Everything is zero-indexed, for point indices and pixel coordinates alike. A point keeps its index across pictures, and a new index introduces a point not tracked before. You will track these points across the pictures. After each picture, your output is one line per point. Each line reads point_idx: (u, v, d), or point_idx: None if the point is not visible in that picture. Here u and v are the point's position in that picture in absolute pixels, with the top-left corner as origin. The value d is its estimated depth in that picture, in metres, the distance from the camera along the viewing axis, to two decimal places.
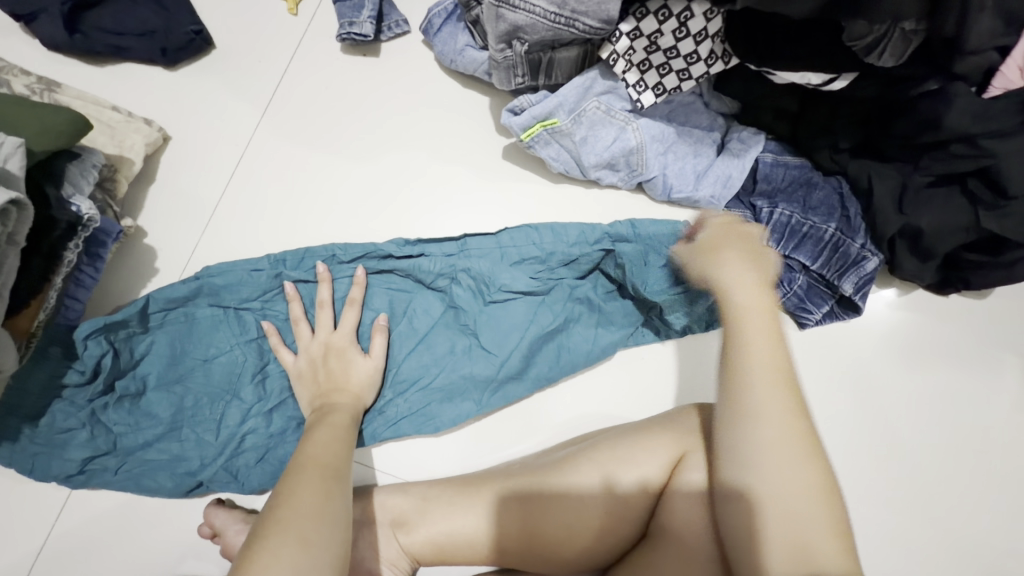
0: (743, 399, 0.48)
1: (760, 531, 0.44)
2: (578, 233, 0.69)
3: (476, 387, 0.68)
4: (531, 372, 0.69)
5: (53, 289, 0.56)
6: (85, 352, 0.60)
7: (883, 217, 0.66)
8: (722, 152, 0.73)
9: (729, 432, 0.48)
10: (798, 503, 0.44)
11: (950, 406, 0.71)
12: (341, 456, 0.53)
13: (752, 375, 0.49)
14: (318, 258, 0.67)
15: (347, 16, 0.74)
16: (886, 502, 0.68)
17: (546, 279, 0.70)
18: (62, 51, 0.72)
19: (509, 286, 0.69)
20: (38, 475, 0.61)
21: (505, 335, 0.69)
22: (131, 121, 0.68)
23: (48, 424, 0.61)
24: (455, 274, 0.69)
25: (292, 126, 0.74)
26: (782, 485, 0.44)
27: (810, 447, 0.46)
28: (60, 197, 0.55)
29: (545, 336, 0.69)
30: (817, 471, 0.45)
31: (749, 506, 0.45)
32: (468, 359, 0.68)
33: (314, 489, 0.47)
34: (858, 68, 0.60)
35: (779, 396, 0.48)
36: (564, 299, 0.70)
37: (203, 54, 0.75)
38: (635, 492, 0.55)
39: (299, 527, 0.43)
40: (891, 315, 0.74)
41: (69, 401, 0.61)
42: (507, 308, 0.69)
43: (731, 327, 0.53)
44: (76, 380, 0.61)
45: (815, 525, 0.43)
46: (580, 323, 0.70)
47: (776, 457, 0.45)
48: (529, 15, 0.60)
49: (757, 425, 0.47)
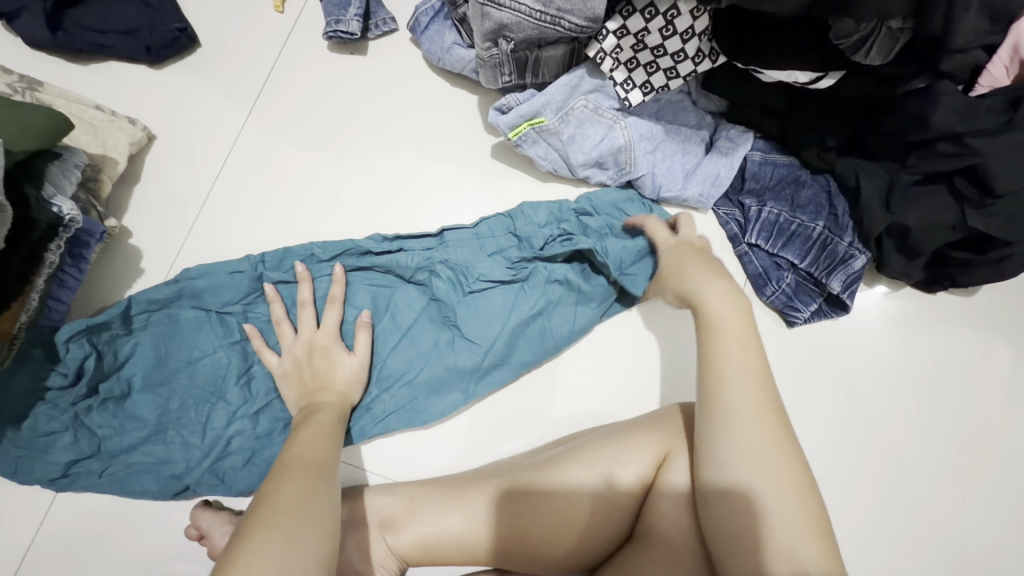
0: (718, 404, 0.48)
1: (746, 536, 0.44)
2: (548, 214, 0.70)
3: (462, 377, 0.68)
4: (516, 358, 0.68)
5: (35, 290, 0.55)
6: (67, 355, 0.59)
7: (869, 215, 0.66)
8: (711, 151, 0.73)
9: (706, 434, 0.48)
10: (777, 502, 0.44)
11: (939, 404, 0.71)
12: (328, 455, 0.53)
13: (725, 378, 0.49)
14: (297, 258, 0.67)
15: (333, 14, 0.73)
16: (874, 500, 0.69)
17: (523, 262, 0.70)
18: (44, 49, 0.71)
19: (487, 276, 0.69)
20: (21, 477, 0.61)
21: (487, 324, 0.68)
22: (115, 120, 0.67)
23: (31, 427, 0.60)
24: (433, 266, 0.69)
25: (278, 125, 0.74)
26: (767, 492, 0.44)
27: (785, 444, 0.46)
28: (41, 197, 0.55)
29: (526, 320, 0.69)
30: (794, 469, 0.45)
31: (733, 504, 0.45)
32: (451, 350, 0.68)
33: (298, 487, 0.47)
34: (845, 66, 0.60)
35: (753, 398, 0.48)
36: (543, 282, 0.70)
37: (188, 52, 0.74)
38: (635, 489, 0.55)
39: (283, 525, 0.43)
40: (879, 313, 0.74)
41: (52, 403, 0.61)
42: (489, 297, 0.69)
43: (712, 335, 0.52)
44: (59, 383, 0.60)
45: (795, 524, 0.43)
46: (558, 304, 0.70)
47: (755, 458, 0.46)
48: (514, 13, 0.59)
49: (732, 427, 0.47)
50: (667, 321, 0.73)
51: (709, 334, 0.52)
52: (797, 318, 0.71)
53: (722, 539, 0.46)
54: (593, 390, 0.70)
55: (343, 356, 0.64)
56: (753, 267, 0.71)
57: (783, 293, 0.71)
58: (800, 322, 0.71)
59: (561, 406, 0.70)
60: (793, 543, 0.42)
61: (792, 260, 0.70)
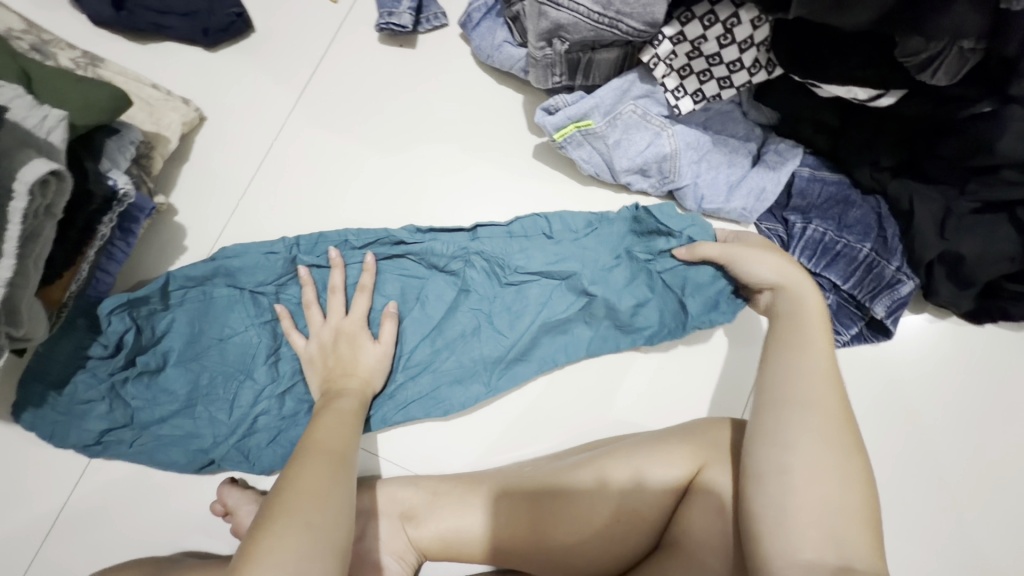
0: (791, 388, 0.50)
1: (790, 519, 0.44)
2: (585, 223, 0.69)
3: (485, 368, 0.68)
4: (537, 353, 0.68)
5: (86, 261, 0.58)
6: (109, 328, 0.61)
7: (921, 241, 0.64)
8: (757, 164, 0.72)
9: (773, 412, 0.49)
10: (837, 498, 0.44)
11: (980, 441, 0.69)
12: (348, 444, 0.53)
13: (803, 366, 0.51)
14: (330, 244, 0.67)
15: (387, 6, 0.74)
16: (909, 535, 0.66)
17: (567, 264, 0.69)
18: (107, 26, 0.73)
19: (525, 268, 0.69)
20: (57, 441, 0.62)
21: (517, 318, 0.69)
22: (169, 99, 0.69)
23: (70, 394, 0.62)
24: (468, 257, 0.68)
25: (325, 112, 0.74)
26: (825, 490, 0.44)
27: (854, 446, 0.47)
28: (98, 171, 0.56)
29: (556, 322, 0.69)
30: (860, 473, 0.46)
31: (790, 485, 0.45)
32: (477, 340, 0.68)
33: (321, 473, 0.47)
34: (907, 85, 0.57)
35: (830, 395, 0.49)
36: (580, 289, 0.69)
37: (243, 36, 0.76)
38: (651, 487, 0.54)
39: (304, 512, 0.43)
40: (922, 342, 0.72)
41: (92, 372, 0.62)
42: (524, 292, 0.69)
43: (791, 327, 0.55)
44: (100, 353, 0.62)
45: (853, 522, 0.43)
46: (588, 319, 0.69)
47: (824, 446, 0.46)
48: (572, 14, 0.59)
49: (804, 413, 0.48)
50: (700, 336, 0.72)
51: (795, 326, 0.55)
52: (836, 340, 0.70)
53: (763, 517, 0.45)
54: (614, 393, 0.70)
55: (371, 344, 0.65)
56: None
57: None
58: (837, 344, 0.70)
59: (583, 413, 0.69)
60: (845, 539, 0.43)
61: (834, 281, 0.68)
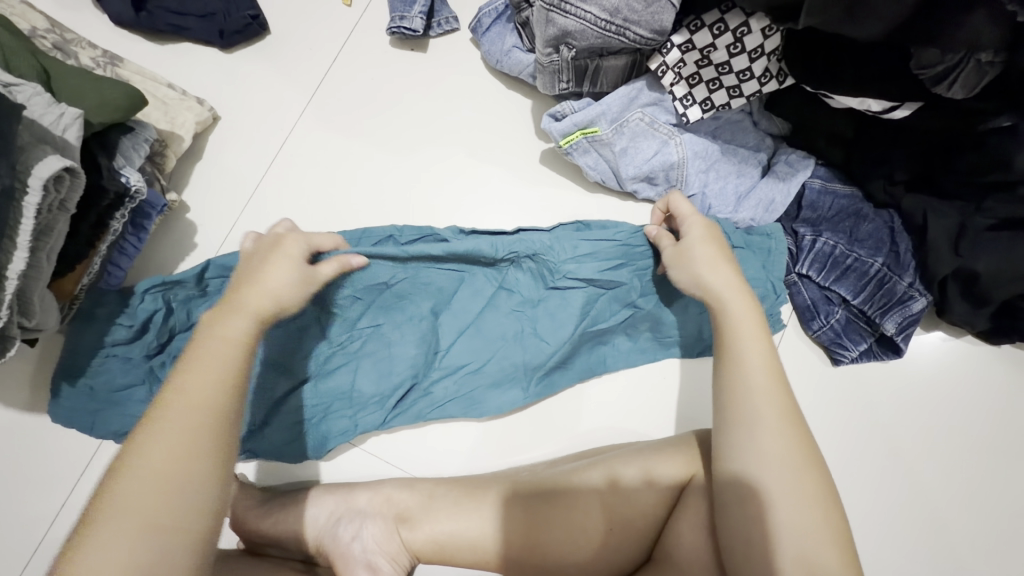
0: (742, 407, 0.49)
1: (757, 543, 0.44)
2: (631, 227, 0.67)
3: (525, 374, 0.68)
4: (577, 361, 0.69)
5: (98, 255, 0.59)
6: (139, 307, 0.62)
7: (935, 257, 0.63)
8: (767, 175, 0.71)
9: (724, 434, 0.49)
10: (799, 517, 0.44)
11: (994, 464, 0.66)
12: (215, 389, 0.44)
13: (750, 387, 0.49)
14: (375, 239, 0.65)
15: (398, 10, 0.75)
16: (918, 560, 0.64)
17: (617, 272, 0.66)
18: (128, 27, 0.75)
19: (575, 275, 0.66)
20: (99, 430, 0.63)
21: (560, 325, 0.67)
22: (184, 99, 0.70)
23: (108, 382, 0.63)
24: (518, 258, 0.65)
25: (335, 114, 0.75)
26: (784, 511, 0.44)
27: (811, 452, 0.47)
28: (111, 167, 0.57)
29: (596, 334, 0.68)
30: (817, 480, 0.45)
31: (750, 509, 0.45)
32: (518, 344, 0.68)
33: (168, 452, 0.40)
34: (923, 97, 0.55)
35: (775, 403, 0.48)
36: (626, 302, 0.68)
37: (258, 38, 0.77)
38: (636, 507, 0.54)
39: (133, 510, 0.38)
40: (936, 360, 0.70)
41: (125, 359, 0.63)
42: (568, 298, 0.67)
43: (728, 336, 0.52)
44: (124, 336, 0.62)
45: (821, 540, 0.43)
46: (630, 330, 0.69)
47: (779, 464, 0.46)
48: (580, 21, 0.59)
49: (750, 431, 0.47)
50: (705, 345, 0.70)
51: (730, 334, 0.52)
52: (844, 356, 0.68)
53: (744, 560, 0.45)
54: (612, 404, 0.69)
55: (293, 263, 0.54)
56: (801, 299, 0.69)
57: (831, 329, 0.68)
58: (846, 361, 0.68)
59: (581, 420, 0.68)
60: (808, 557, 0.42)
61: (844, 296, 0.67)
